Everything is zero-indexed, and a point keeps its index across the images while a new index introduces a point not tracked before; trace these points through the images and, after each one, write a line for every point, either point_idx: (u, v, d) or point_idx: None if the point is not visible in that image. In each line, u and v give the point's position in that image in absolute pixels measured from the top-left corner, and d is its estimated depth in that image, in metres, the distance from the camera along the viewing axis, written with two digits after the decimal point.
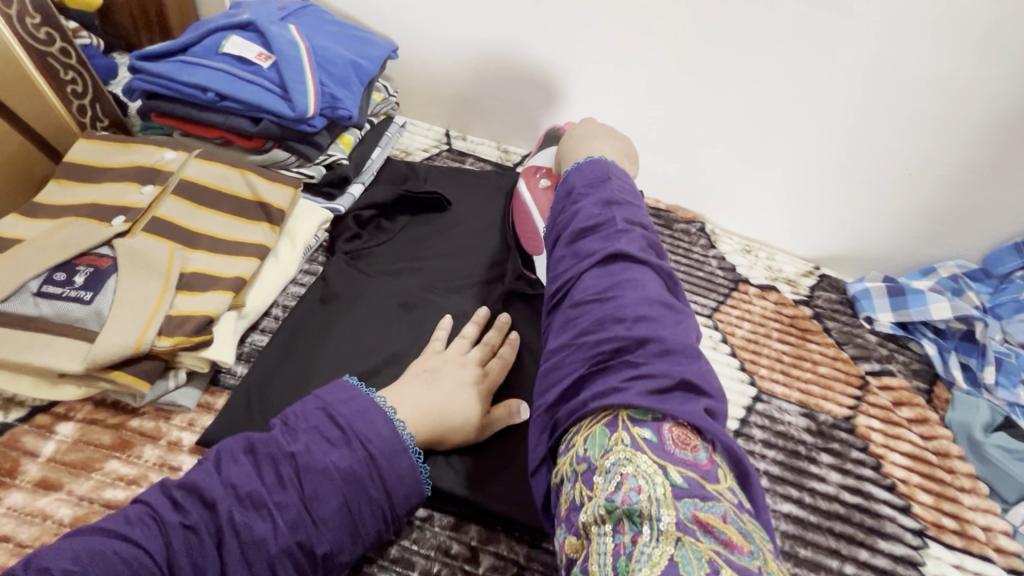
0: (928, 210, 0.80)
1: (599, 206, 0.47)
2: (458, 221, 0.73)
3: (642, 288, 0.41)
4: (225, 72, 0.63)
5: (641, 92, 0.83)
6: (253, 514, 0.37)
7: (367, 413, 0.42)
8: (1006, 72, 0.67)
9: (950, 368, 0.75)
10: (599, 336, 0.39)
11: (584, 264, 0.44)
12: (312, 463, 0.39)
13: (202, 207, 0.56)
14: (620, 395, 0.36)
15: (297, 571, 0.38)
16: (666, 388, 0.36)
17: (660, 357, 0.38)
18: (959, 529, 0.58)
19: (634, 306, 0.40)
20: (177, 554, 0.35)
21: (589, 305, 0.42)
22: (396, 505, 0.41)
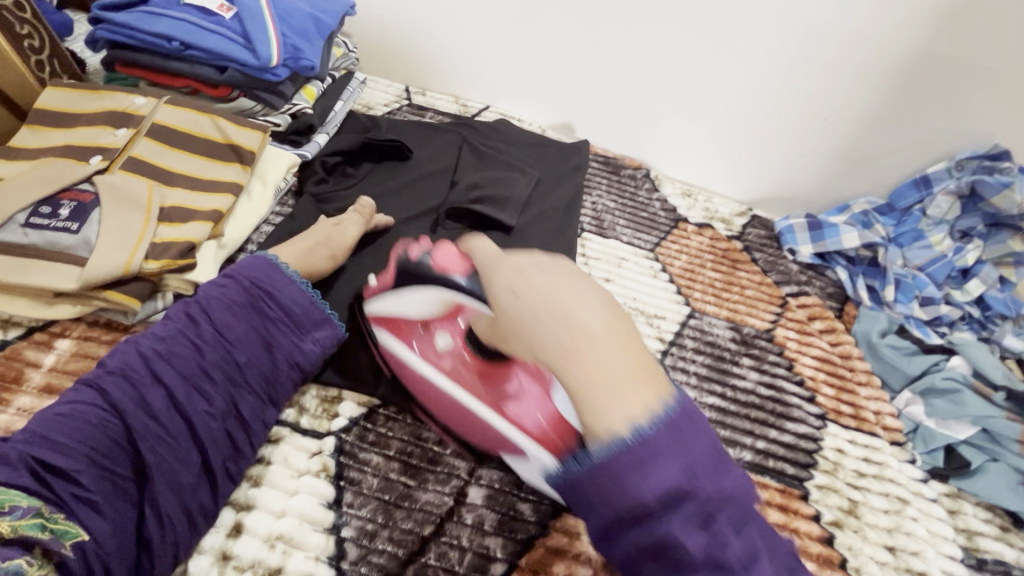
0: (842, 152, 0.90)
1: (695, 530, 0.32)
2: (416, 168, 0.78)
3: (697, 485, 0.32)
4: (188, 22, 0.66)
5: (588, 46, 0.89)
6: (172, 345, 0.45)
7: (250, 262, 0.51)
8: (900, 21, 0.76)
9: (858, 289, 0.86)
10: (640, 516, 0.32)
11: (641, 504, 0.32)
12: (212, 301, 0.48)
13: (175, 148, 0.60)
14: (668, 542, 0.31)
15: (230, 377, 0.46)
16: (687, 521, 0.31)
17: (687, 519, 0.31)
18: (854, 413, 0.68)
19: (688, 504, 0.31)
20: (111, 392, 0.42)
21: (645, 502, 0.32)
22: (298, 320, 0.50)
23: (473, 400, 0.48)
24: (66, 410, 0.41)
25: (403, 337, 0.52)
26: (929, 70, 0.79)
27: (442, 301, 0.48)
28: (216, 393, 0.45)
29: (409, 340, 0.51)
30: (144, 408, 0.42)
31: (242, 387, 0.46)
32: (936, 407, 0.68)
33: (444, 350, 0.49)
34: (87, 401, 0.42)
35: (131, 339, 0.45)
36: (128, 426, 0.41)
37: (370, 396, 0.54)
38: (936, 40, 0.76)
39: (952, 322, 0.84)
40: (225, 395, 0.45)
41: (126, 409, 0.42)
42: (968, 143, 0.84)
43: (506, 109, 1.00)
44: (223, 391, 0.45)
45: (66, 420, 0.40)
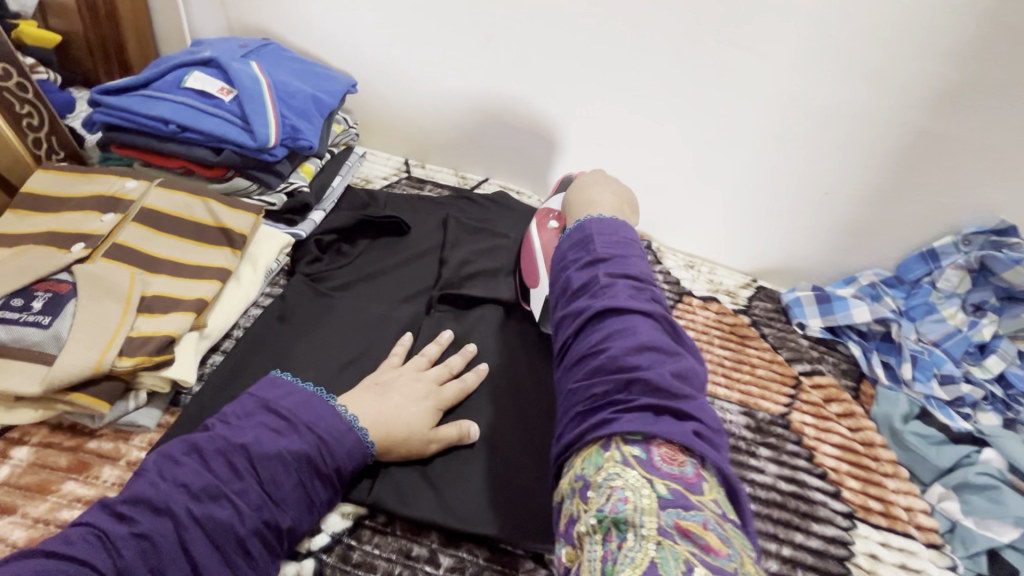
0: (847, 226, 0.89)
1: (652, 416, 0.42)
2: (413, 246, 0.76)
3: (663, 353, 0.46)
4: (188, 104, 0.66)
5: (588, 122, 0.90)
6: (212, 505, 0.40)
7: (309, 403, 0.47)
8: (897, 101, 0.77)
9: (873, 366, 0.82)
10: (581, 310, 0.50)
11: (576, 322, 0.50)
12: (263, 451, 0.43)
13: (163, 233, 0.58)
14: (613, 424, 0.42)
15: (266, 545, 0.42)
16: (653, 411, 0.42)
17: (645, 393, 0.43)
18: (884, 510, 0.63)
19: (624, 357, 0.45)
20: (130, 562, 0.37)
21: (586, 359, 0.47)
22: (344, 476, 0.46)
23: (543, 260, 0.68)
24: (69, 570, 0.36)
25: (539, 221, 0.72)
26: (929, 147, 0.79)
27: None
28: (248, 567, 0.40)
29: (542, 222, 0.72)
30: None
31: (272, 557, 0.42)
32: (974, 504, 0.64)
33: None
34: (98, 568, 0.36)
35: (162, 487, 0.40)
36: None
37: (356, 508, 0.49)
38: (934, 118, 0.77)
39: (976, 402, 0.80)
40: (256, 566, 0.41)
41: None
42: (973, 219, 0.83)
43: (506, 180, 1.00)
44: (254, 563, 0.41)
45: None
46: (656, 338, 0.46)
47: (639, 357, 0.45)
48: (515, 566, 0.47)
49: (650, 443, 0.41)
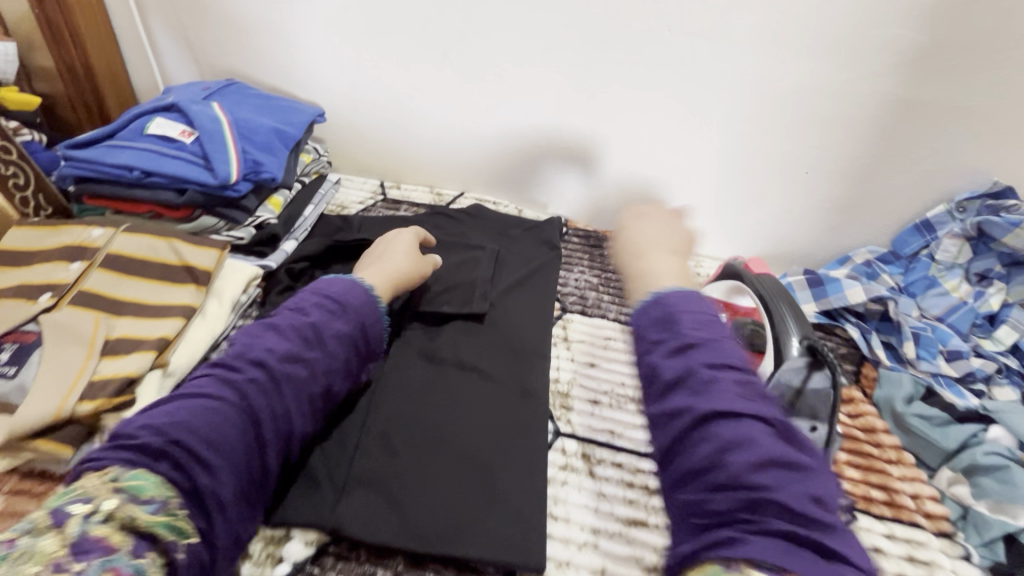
0: (834, 204, 0.85)
1: (725, 493, 0.37)
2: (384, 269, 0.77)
3: (754, 448, 0.38)
4: (151, 150, 0.68)
5: (556, 127, 0.88)
6: (292, 364, 0.48)
7: (355, 291, 0.56)
8: (868, 72, 0.73)
9: (874, 348, 0.78)
10: (664, 414, 0.42)
11: (679, 424, 0.41)
12: (326, 330, 0.51)
13: (129, 276, 0.60)
14: (744, 547, 0.34)
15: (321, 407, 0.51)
16: (784, 539, 0.34)
17: (778, 515, 0.36)
18: (888, 499, 0.60)
19: (747, 474, 0.37)
20: (250, 395, 0.45)
21: (703, 472, 0.39)
22: (371, 354, 0.56)
23: None
24: (182, 413, 0.43)
25: (701, 310, 0.72)
26: (907, 115, 0.76)
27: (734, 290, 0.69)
28: (292, 436, 0.48)
29: None
30: (259, 434, 0.45)
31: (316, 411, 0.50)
32: (986, 488, 0.58)
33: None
34: (226, 401, 0.44)
35: (253, 350, 0.48)
36: (254, 439, 0.44)
37: (318, 535, 0.50)
38: (909, 85, 0.73)
39: (988, 377, 0.75)
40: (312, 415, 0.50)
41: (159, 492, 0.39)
42: (965, 184, 0.79)
43: (481, 194, 0.98)
44: (306, 414, 0.49)
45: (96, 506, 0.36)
46: (785, 449, 0.38)
47: (761, 473, 0.37)
48: None
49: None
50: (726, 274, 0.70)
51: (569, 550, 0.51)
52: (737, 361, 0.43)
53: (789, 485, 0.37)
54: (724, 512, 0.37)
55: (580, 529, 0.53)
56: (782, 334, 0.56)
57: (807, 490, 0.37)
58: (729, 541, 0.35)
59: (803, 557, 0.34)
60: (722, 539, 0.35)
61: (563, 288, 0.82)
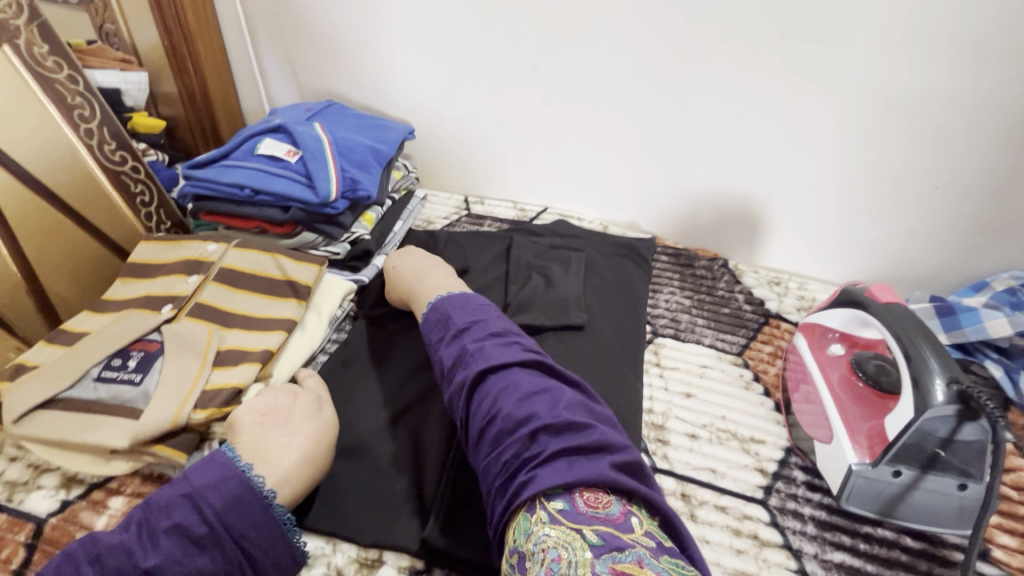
0: (969, 223, 0.75)
1: (525, 444, 0.43)
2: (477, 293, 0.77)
3: (552, 400, 0.46)
4: (259, 169, 0.72)
5: (645, 140, 0.84)
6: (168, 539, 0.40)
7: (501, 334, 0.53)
8: (1019, 74, 0.64)
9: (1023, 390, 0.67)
10: (461, 386, 0.49)
11: (462, 398, 0.49)
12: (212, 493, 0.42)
13: (239, 290, 0.63)
14: (540, 476, 0.40)
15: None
16: (565, 457, 0.41)
17: (552, 438, 0.43)
18: None
19: (517, 411, 0.45)
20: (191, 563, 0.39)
21: (486, 430, 0.46)
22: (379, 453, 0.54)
23: (831, 393, 0.59)
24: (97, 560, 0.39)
25: (813, 339, 0.65)
26: None
27: (854, 321, 0.61)
28: None
29: (812, 338, 0.65)
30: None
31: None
32: None
33: (835, 359, 0.62)
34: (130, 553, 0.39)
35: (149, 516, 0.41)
36: None
37: (410, 560, 0.48)
38: None
39: None
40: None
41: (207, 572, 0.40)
42: None
43: (564, 210, 0.96)
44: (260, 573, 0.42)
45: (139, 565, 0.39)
46: (567, 416, 0.44)
47: (532, 408, 0.45)
48: None
49: (574, 494, 0.40)
50: (845, 302, 0.63)
51: None
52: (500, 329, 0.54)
53: (577, 433, 0.43)
54: (513, 459, 0.43)
55: None
56: (921, 375, 0.49)
57: (575, 438, 0.43)
58: (528, 482, 0.41)
59: (591, 478, 0.40)
60: (528, 482, 0.41)
61: (654, 309, 0.77)
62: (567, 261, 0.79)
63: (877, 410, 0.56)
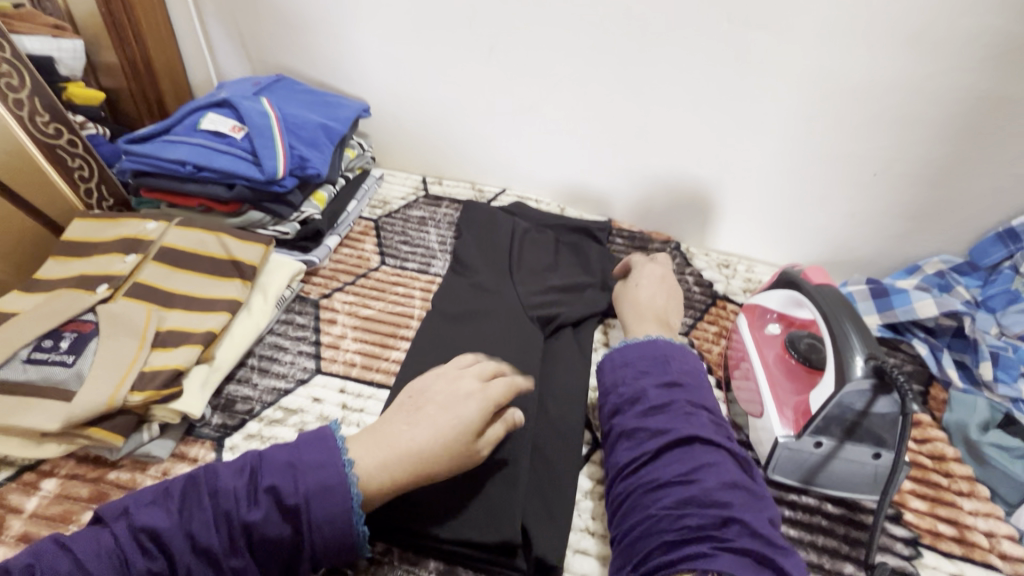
0: (902, 209, 0.79)
1: (701, 511, 0.43)
2: (436, 277, 0.77)
3: (746, 492, 0.45)
4: (203, 145, 0.70)
5: (601, 123, 0.85)
6: (156, 511, 0.39)
7: (687, 366, 0.56)
8: (952, 66, 0.67)
9: (944, 367, 0.72)
10: (652, 429, 0.50)
11: (654, 443, 0.49)
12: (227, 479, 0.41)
13: (180, 269, 0.61)
14: (711, 560, 0.40)
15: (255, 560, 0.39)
16: (751, 558, 0.41)
17: (745, 534, 0.42)
18: (958, 536, 0.55)
19: (718, 492, 0.44)
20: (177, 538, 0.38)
21: (673, 486, 0.46)
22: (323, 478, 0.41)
23: (765, 370, 0.61)
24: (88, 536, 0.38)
25: (754, 319, 0.67)
26: (995, 113, 0.69)
27: (793, 302, 0.63)
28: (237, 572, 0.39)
29: (753, 319, 0.68)
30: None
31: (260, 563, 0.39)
32: None
33: (773, 337, 0.65)
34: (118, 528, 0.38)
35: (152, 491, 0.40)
36: None
37: None
38: (997, 81, 0.67)
39: None
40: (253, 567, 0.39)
41: (221, 555, 0.38)
42: None
43: (523, 191, 0.96)
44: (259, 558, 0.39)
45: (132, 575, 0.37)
46: (759, 521, 0.43)
47: (729, 495, 0.44)
48: None
49: None
50: (783, 284, 0.65)
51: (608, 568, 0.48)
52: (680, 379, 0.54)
53: (773, 543, 0.42)
54: (691, 530, 0.42)
55: None
56: (843, 351, 0.52)
57: (753, 519, 0.43)
58: (700, 556, 0.41)
59: None
60: (692, 554, 0.41)
61: None
62: (523, 242, 0.80)
63: (807, 385, 0.58)
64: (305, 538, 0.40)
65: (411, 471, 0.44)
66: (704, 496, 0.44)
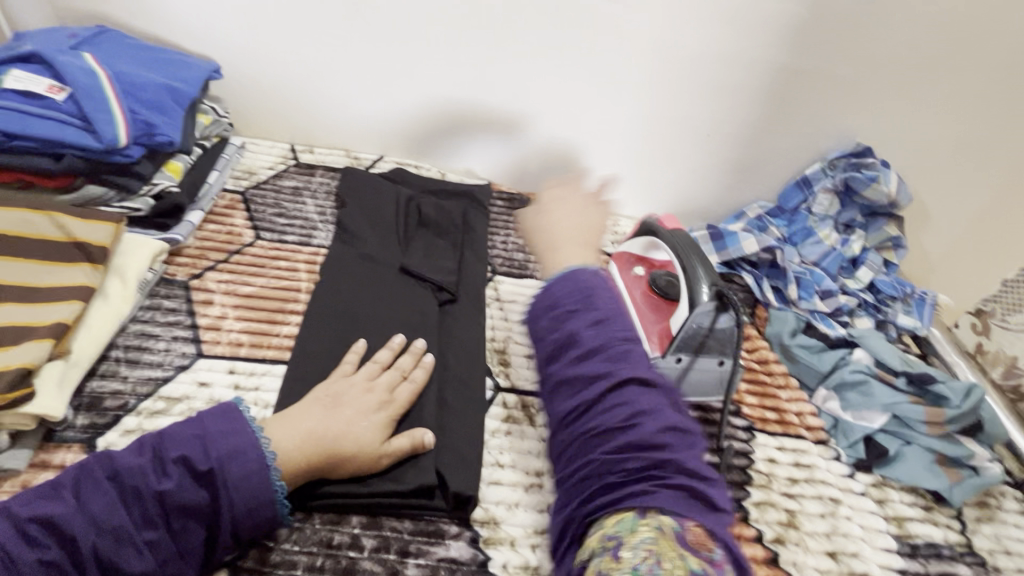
0: (729, 164, 0.94)
1: (642, 454, 0.45)
2: (320, 249, 0.74)
3: (682, 424, 0.47)
4: (11, 109, 0.59)
5: (475, 87, 0.87)
6: (46, 502, 0.37)
7: (603, 289, 0.55)
8: (760, 42, 0.81)
9: (765, 292, 0.88)
10: (586, 376, 0.49)
11: (596, 387, 0.48)
12: (127, 463, 0.39)
13: (2, 256, 0.52)
14: (653, 498, 0.43)
15: (172, 535, 0.39)
16: (689, 494, 0.44)
17: (678, 472, 0.44)
18: (779, 418, 0.70)
19: (656, 435, 0.45)
20: (75, 529, 0.36)
21: (621, 431, 0.46)
22: (232, 447, 0.41)
23: (636, 306, 0.71)
24: None
25: (622, 264, 0.76)
26: (791, 81, 0.84)
27: (650, 244, 0.73)
28: (153, 551, 0.38)
29: (620, 264, 0.77)
30: (106, 563, 0.37)
31: (178, 536, 0.39)
32: (850, 400, 0.71)
33: (638, 278, 0.74)
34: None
35: (35, 488, 0.38)
36: (85, 574, 0.36)
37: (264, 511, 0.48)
38: (791, 55, 0.82)
39: (852, 310, 0.88)
40: (170, 545, 0.39)
41: (129, 531, 0.37)
42: (835, 144, 0.91)
43: (402, 157, 0.95)
44: (175, 537, 0.39)
45: (22, 567, 0.35)
46: (695, 455, 0.46)
47: (668, 436, 0.46)
48: (440, 534, 0.49)
49: (686, 522, 0.42)
50: (640, 231, 0.75)
51: (516, 493, 0.53)
52: (605, 318, 0.52)
53: (703, 470, 0.46)
54: (628, 473, 0.44)
55: (524, 474, 0.55)
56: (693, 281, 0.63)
57: (690, 457, 0.46)
58: (637, 497, 0.43)
59: (706, 521, 0.43)
60: (631, 496, 0.43)
61: (492, 251, 0.82)
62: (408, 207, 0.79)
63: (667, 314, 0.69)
64: (220, 502, 0.40)
65: (326, 450, 0.47)
66: (639, 438, 0.45)
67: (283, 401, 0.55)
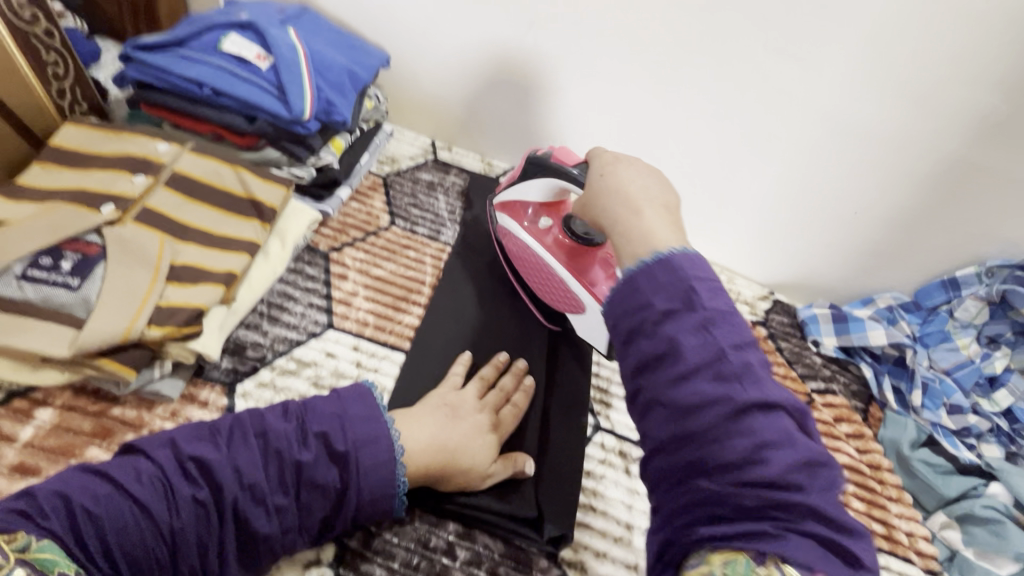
0: (868, 247, 0.86)
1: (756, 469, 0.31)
2: (447, 246, 0.76)
3: (779, 426, 0.33)
4: (223, 69, 0.65)
5: (621, 118, 0.86)
6: (205, 446, 0.40)
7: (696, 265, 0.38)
8: (941, 129, 0.73)
9: (883, 390, 0.82)
10: (685, 397, 0.33)
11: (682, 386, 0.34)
12: (278, 429, 0.42)
13: (194, 200, 0.57)
14: (796, 527, 0.30)
15: (299, 507, 0.41)
16: (808, 511, 0.30)
17: (794, 476, 0.31)
18: (887, 533, 0.65)
19: (757, 428, 0.32)
20: (225, 480, 0.38)
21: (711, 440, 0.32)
22: (368, 438, 0.43)
23: (554, 259, 0.65)
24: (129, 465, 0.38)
25: (516, 215, 0.69)
26: (963, 177, 0.76)
27: (556, 190, 0.64)
28: (281, 518, 0.40)
29: (520, 219, 0.69)
30: (241, 518, 0.39)
31: (303, 510, 0.41)
32: (976, 536, 0.65)
33: (547, 229, 0.68)
34: (161, 462, 0.38)
35: (197, 430, 0.41)
36: (222, 524, 0.38)
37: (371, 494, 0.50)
38: (974, 148, 0.74)
39: (980, 434, 0.79)
40: (295, 516, 0.41)
41: (267, 493, 0.39)
42: (998, 252, 0.81)
43: None
44: (303, 510, 0.41)
45: (178, 502, 0.37)
46: (799, 454, 0.32)
47: (777, 440, 0.32)
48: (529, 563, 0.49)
49: (808, 548, 0.29)
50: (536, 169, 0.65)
51: (607, 542, 0.52)
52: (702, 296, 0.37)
53: (784, 449, 0.32)
54: (732, 483, 0.31)
55: (616, 523, 0.54)
56: None
57: (799, 455, 0.32)
58: (756, 523, 0.30)
59: (823, 524, 0.30)
60: (738, 524, 0.30)
61: None
62: None
63: (585, 260, 0.65)
64: (348, 485, 0.42)
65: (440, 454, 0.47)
66: (767, 432, 0.32)
67: (402, 391, 0.58)
